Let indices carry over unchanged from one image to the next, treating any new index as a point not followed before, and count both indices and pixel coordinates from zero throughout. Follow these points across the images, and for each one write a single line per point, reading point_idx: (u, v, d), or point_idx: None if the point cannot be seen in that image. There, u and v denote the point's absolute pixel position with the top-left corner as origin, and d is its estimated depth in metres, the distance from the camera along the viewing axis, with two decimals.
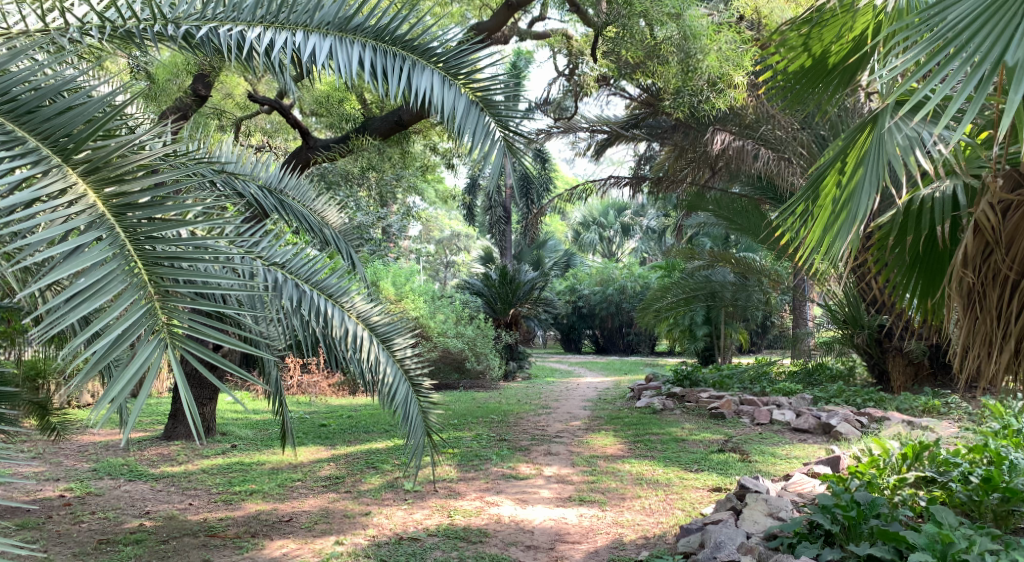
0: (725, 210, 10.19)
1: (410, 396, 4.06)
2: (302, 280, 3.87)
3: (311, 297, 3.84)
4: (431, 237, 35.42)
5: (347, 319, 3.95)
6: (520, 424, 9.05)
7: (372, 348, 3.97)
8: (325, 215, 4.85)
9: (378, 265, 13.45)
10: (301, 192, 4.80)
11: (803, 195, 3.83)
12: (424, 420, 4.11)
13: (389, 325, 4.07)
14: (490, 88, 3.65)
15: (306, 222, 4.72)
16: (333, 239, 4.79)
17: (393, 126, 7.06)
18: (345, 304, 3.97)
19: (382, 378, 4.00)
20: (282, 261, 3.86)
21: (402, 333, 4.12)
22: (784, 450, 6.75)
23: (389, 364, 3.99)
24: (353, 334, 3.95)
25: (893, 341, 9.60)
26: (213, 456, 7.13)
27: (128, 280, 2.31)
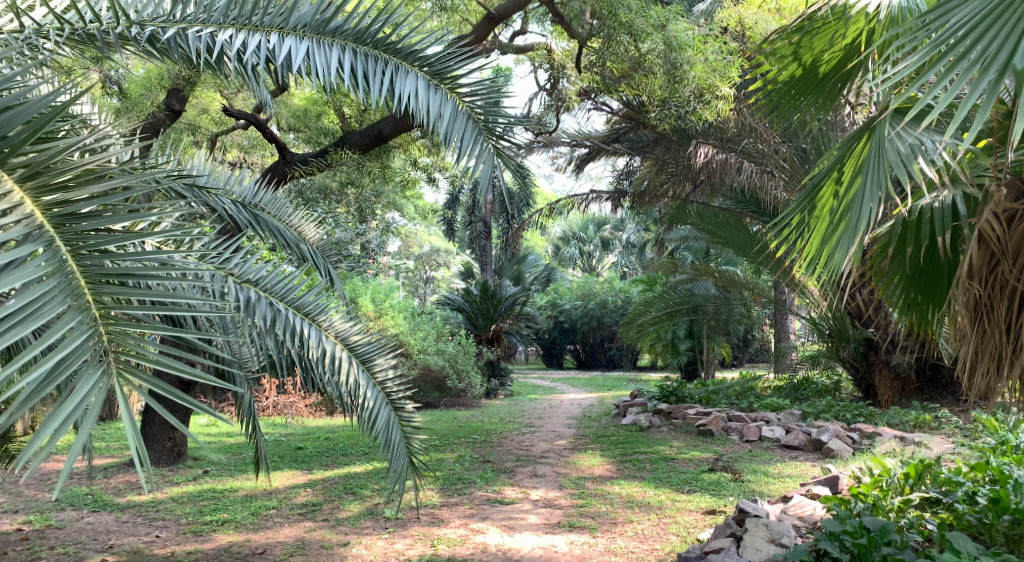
0: (708, 223, 9.94)
1: (392, 420, 3.83)
2: (277, 298, 3.65)
3: (287, 316, 3.61)
4: (410, 253, 35.14)
5: (325, 338, 3.72)
6: (504, 443, 8.82)
7: (352, 369, 3.75)
8: (302, 230, 4.64)
9: (356, 281, 13.19)
10: (276, 206, 4.58)
11: (798, 207, 3.58)
12: (408, 447, 3.87)
13: (370, 345, 3.86)
14: (474, 93, 3.45)
15: (283, 238, 4.50)
16: (310, 254, 4.57)
17: (372, 140, 6.79)
18: (323, 323, 3.74)
19: (363, 401, 3.77)
20: (255, 278, 3.63)
21: (384, 354, 3.90)
22: (776, 469, 6.58)
23: (369, 387, 3.77)
24: (331, 355, 3.72)
25: (880, 355, 9.51)
26: (184, 483, 6.83)
27: (68, 301, 2.08)
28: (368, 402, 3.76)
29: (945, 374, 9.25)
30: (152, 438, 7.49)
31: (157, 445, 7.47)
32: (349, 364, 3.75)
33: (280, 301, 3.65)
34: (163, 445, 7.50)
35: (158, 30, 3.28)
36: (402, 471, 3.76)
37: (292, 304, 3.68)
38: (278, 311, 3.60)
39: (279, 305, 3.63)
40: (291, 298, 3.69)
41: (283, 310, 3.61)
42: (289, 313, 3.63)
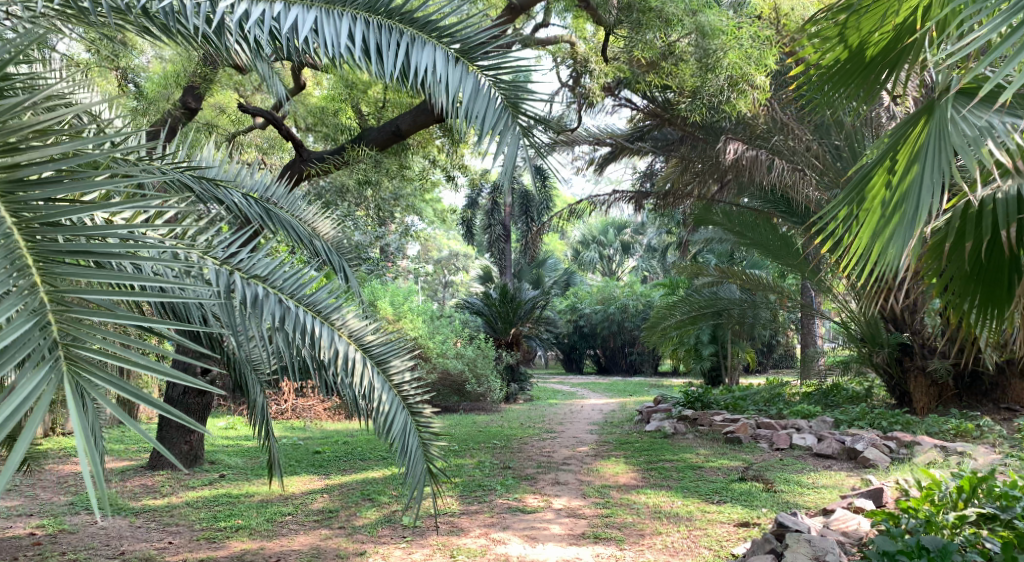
0: (736, 224, 9.60)
1: (409, 426, 3.61)
2: (286, 294, 3.43)
3: (297, 314, 3.39)
4: (428, 257, 35.02)
5: (338, 338, 3.51)
6: (525, 449, 8.59)
7: (367, 371, 3.54)
8: (316, 227, 4.51)
9: (375, 284, 13.03)
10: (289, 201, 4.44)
11: (845, 199, 3.32)
12: (425, 454, 3.65)
13: (386, 346, 3.65)
14: (501, 66, 3.25)
15: (295, 234, 4.32)
16: (325, 251, 4.42)
17: (389, 136, 6.64)
18: (336, 322, 3.54)
19: (377, 406, 3.56)
20: (263, 273, 3.41)
21: (400, 355, 3.69)
22: (811, 478, 6.30)
23: (384, 390, 3.56)
24: (345, 355, 3.51)
25: (915, 360, 9.18)
26: (200, 487, 6.67)
27: (10, 284, 1.92)
28: (383, 406, 3.55)
29: (984, 380, 8.90)
30: (168, 442, 7.34)
31: (173, 449, 7.32)
32: (362, 365, 3.54)
33: (290, 298, 3.43)
34: (179, 449, 7.34)
35: (152, 1, 3.14)
36: (420, 481, 3.55)
37: (303, 301, 3.47)
38: (287, 308, 3.38)
39: (289, 301, 3.41)
40: (302, 295, 3.47)
41: (293, 308, 3.39)
42: (300, 311, 3.41)
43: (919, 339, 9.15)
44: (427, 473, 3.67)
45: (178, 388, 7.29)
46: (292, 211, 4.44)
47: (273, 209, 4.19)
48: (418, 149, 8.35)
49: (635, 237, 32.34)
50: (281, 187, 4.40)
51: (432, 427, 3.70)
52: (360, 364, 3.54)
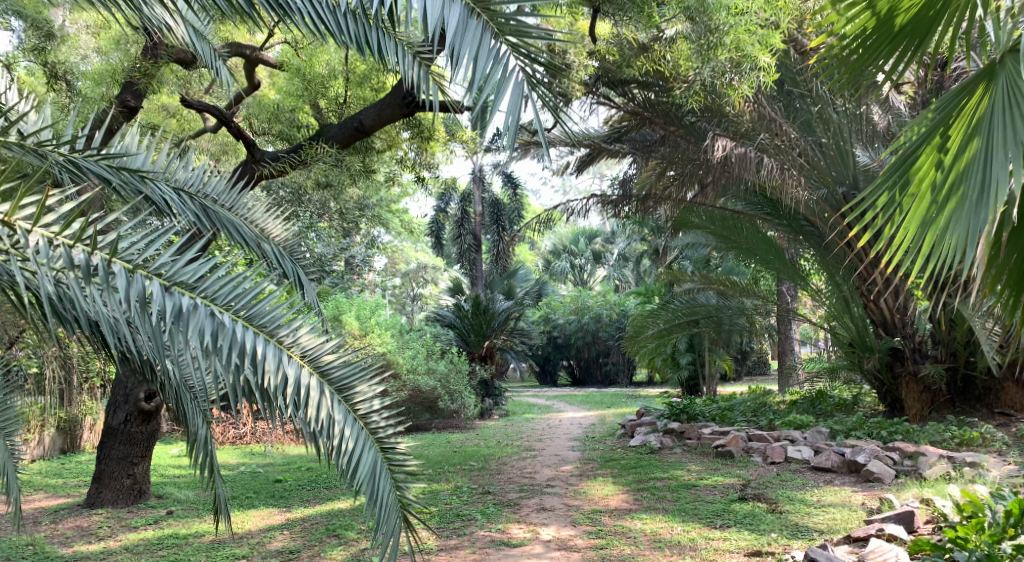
0: (718, 225, 9.22)
1: (378, 465, 3.06)
2: (220, 306, 2.88)
3: (234, 331, 2.85)
4: (396, 270, 34.30)
5: (288, 359, 2.97)
6: (504, 471, 8.03)
7: (325, 398, 3.01)
8: (267, 230, 4.08)
9: (340, 298, 12.38)
10: (232, 199, 4.00)
11: (885, 184, 2.89)
12: (399, 498, 3.08)
13: (351, 368, 3.12)
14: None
15: (240, 235, 3.86)
16: (276, 256, 3.99)
17: (352, 133, 6.04)
18: (284, 340, 2.99)
19: (338, 443, 3.01)
20: (190, 280, 2.85)
21: (366, 379, 3.15)
22: (816, 497, 5.85)
23: (345, 424, 3.01)
24: (297, 380, 2.97)
25: (907, 366, 8.72)
26: (145, 528, 6.00)
27: None
28: (346, 440, 3.01)
29: (978, 385, 8.54)
30: (108, 477, 6.64)
31: (114, 484, 6.64)
32: (320, 392, 3.00)
33: (225, 310, 2.89)
34: (121, 483, 6.68)
35: None
36: (395, 531, 2.99)
37: (244, 316, 2.93)
38: (220, 324, 2.83)
39: (222, 315, 2.86)
40: (243, 307, 2.93)
41: (227, 323, 2.84)
42: (238, 327, 2.87)
43: (910, 343, 8.73)
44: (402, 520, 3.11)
45: (120, 415, 6.63)
46: (235, 210, 3.99)
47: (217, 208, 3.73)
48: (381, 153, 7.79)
49: (606, 246, 31.96)
50: (222, 181, 3.94)
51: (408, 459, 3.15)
52: (315, 393, 2.98)
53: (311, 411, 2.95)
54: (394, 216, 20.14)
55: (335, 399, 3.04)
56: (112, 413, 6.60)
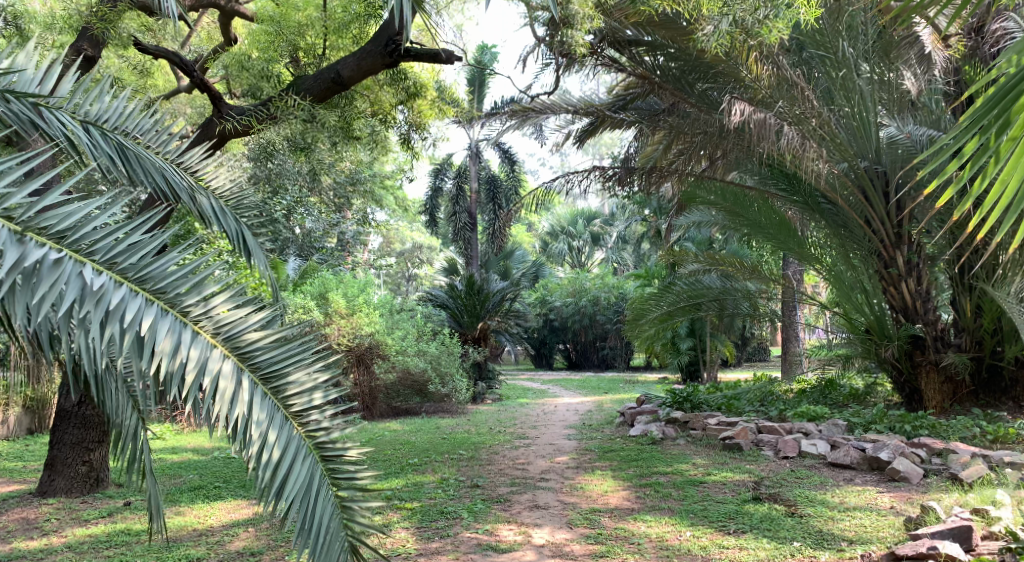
0: (729, 200, 8.59)
1: (315, 475, 2.55)
2: (98, 264, 2.40)
3: (114, 296, 2.37)
4: (390, 249, 33.55)
5: (192, 337, 2.48)
6: (495, 461, 7.45)
7: (241, 391, 2.51)
8: (205, 181, 3.53)
9: (327, 276, 11.73)
10: (161, 141, 3.44)
11: (974, 125, 2.38)
12: (343, 516, 2.56)
13: (283, 352, 2.62)
14: None
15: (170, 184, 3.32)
16: (215, 212, 3.45)
17: (329, 85, 5.42)
18: (190, 311, 2.51)
19: (261, 445, 2.50)
20: (59, 229, 2.38)
21: (304, 364, 2.66)
22: (840, 499, 5.29)
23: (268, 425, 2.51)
24: (202, 365, 2.48)
25: (928, 355, 8.12)
26: (96, 521, 5.41)
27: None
28: (270, 447, 2.50)
29: (1004, 376, 8.01)
30: (60, 464, 6.04)
31: (67, 471, 6.04)
32: (235, 383, 2.51)
33: (105, 268, 2.41)
34: (76, 470, 6.07)
35: None
36: None
37: (133, 278, 2.45)
38: (94, 286, 2.35)
39: (98, 275, 2.38)
40: (131, 267, 2.45)
41: (104, 285, 2.36)
42: (121, 292, 2.39)
43: (931, 330, 8.14)
44: (351, 550, 2.56)
45: (73, 396, 6.03)
46: (164, 154, 3.43)
47: (139, 151, 3.23)
48: (365, 115, 7.17)
49: (605, 228, 31.21)
50: (149, 119, 3.39)
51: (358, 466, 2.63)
52: (229, 384, 2.49)
53: (218, 405, 2.45)
54: (386, 192, 19.40)
55: (260, 393, 2.56)
56: (65, 395, 6.00)
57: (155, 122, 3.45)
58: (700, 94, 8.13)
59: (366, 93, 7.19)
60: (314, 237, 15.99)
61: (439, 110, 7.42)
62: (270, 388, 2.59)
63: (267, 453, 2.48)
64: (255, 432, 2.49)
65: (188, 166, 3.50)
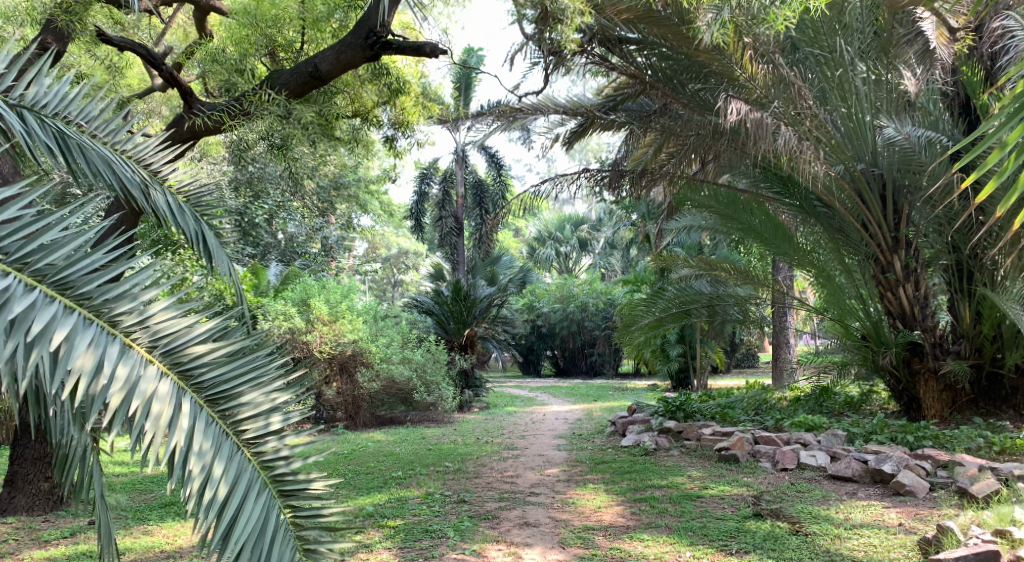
0: (723, 204, 8.33)
1: (266, 506, 2.37)
2: (10, 265, 2.27)
3: (28, 306, 2.22)
4: (375, 255, 33.16)
5: (123, 352, 2.32)
6: (482, 474, 7.16)
7: (179, 418, 2.33)
8: (161, 174, 3.15)
9: (309, 282, 11.41)
10: (108, 130, 3.04)
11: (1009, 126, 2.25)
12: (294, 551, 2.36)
13: (231, 369, 2.47)
14: None
15: (114, 180, 2.90)
16: (170, 209, 3.09)
17: (307, 79, 5.14)
18: (123, 324, 2.35)
19: (203, 473, 2.32)
20: None
21: (257, 385, 2.49)
22: (845, 515, 5.04)
23: (208, 450, 2.33)
24: (134, 384, 2.31)
25: (927, 362, 7.91)
26: (57, 542, 5.07)
27: None
28: (214, 483, 2.31)
29: (1005, 384, 7.80)
30: (21, 480, 5.70)
31: (28, 488, 5.70)
32: (174, 407, 2.33)
33: (16, 270, 2.27)
34: (38, 487, 5.73)
35: None
36: None
37: (51, 282, 2.30)
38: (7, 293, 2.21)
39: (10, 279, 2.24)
40: (47, 268, 2.30)
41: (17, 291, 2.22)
42: (36, 301, 2.24)
43: (930, 337, 7.91)
44: None
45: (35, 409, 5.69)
46: (112, 143, 3.04)
47: (83, 141, 2.83)
48: (346, 112, 6.90)
49: (593, 233, 30.98)
50: (95, 105, 3.01)
51: (321, 498, 2.46)
52: (166, 408, 2.31)
53: (152, 432, 2.27)
54: (371, 197, 19.08)
55: (206, 419, 2.38)
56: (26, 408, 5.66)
57: (104, 108, 3.07)
58: (694, 94, 7.89)
59: (347, 90, 6.93)
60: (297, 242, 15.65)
61: (423, 107, 7.17)
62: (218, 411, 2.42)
63: (211, 489, 2.29)
64: (198, 463, 2.30)
65: (141, 157, 3.12)
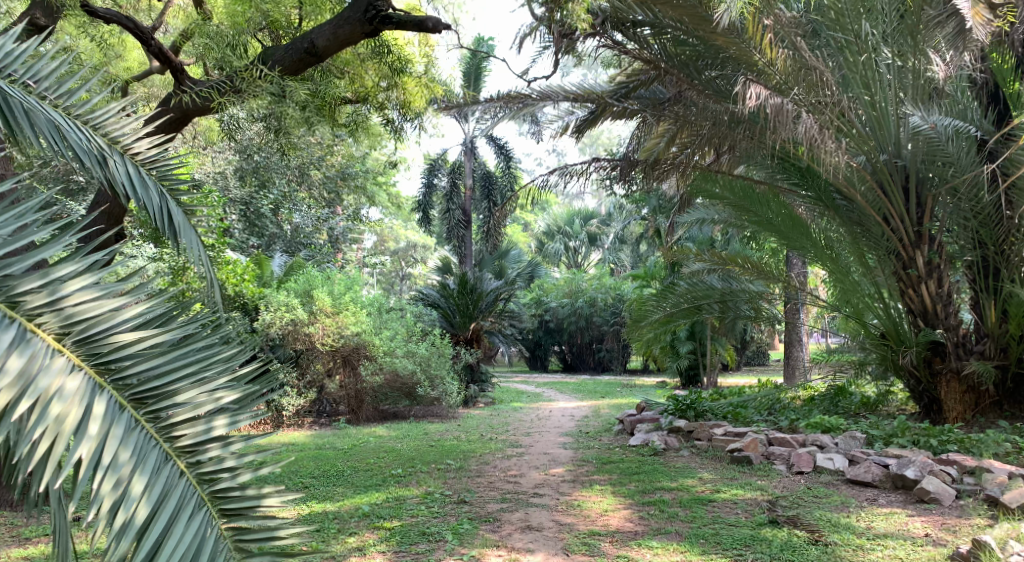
0: (738, 194, 8.06)
1: (196, 524, 2.00)
2: None
3: None
4: (383, 247, 32.97)
5: (26, 343, 1.97)
6: (485, 473, 6.91)
7: (89, 422, 1.97)
8: (122, 142, 2.75)
9: (312, 273, 11.18)
10: (62, 92, 2.69)
11: None
12: None
13: (166, 362, 2.11)
14: None
15: (62, 148, 2.52)
16: (132, 181, 2.68)
17: (302, 56, 4.91)
18: (29, 307, 2.01)
19: (118, 485, 1.96)
20: None
21: (197, 380, 2.13)
22: (866, 524, 4.76)
23: (126, 459, 1.98)
24: (34, 380, 1.96)
25: (948, 362, 7.60)
26: (38, 540, 4.85)
27: None
28: (131, 503, 1.95)
29: None
30: None
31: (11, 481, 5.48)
32: (82, 410, 1.97)
33: None
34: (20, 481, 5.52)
35: None
36: None
37: None
38: None
39: None
40: None
41: None
42: None
43: (953, 336, 7.58)
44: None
45: None
46: (65, 107, 2.68)
47: (29, 104, 2.47)
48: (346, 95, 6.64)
49: (603, 228, 30.73)
50: (46, 63, 2.64)
51: (274, 516, 2.11)
52: (72, 410, 1.96)
53: (52, 437, 1.92)
54: (378, 189, 18.82)
55: (124, 425, 2.02)
56: None
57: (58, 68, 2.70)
58: (708, 81, 7.63)
59: (348, 69, 6.89)
60: (302, 233, 15.44)
61: (426, 89, 6.89)
62: (143, 413, 2.05)
63: (125, 511, 1.93)
64: (109, 479, 1.94)
65: (99, 124, 2.73)
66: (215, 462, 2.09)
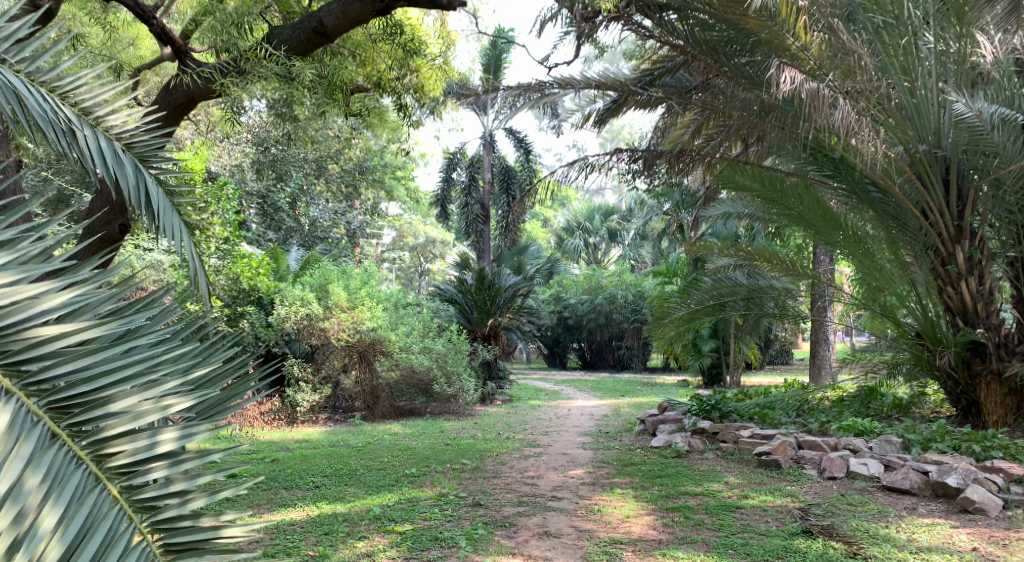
0: (768, 186, 7.74)
1: None
2: None
3: None
4: (401, 243, 32.83)
5: None
6: (501, 474, 6.65)
7: None
8: (93, 114, 2.42)
9: (328, 267, 10.97)
10: (18, 51, 2.26)
11: None
12: None
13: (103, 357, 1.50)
14: None
15: (23, 116, 2.15)
16: (105, 155, 2.38)
17: (311, 35, 4.77)
18: None
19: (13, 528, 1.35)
20: None
21: (149, 383, 1.53)
22: (909, 536, 4.45)
23: (31, 491, 1.38)
24: None
25: (989, 364, 7.24)
26: None
27: None
28: (35, 545, 1.35)
29: None
30: None
31: None
32: None
33: None
34: None
35: None
36: None
37: None
38: None
39: None
40: None
41: None
42: None
43: (993, 336, 7.24)
44: None
45: None
46: (26, 72, 2.26)
47: None
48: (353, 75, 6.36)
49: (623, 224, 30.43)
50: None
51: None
52: None
53: None
54: (397, 183, 18.62)
55: (36, 441, 1.41)
56: None
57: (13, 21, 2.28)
58: (739, 68, 7.32)
59: (358, 51, 6.75)
60: (319, 226, 15.29)
61: (441, 74, 6.70)
62: (62, 423, 1.45)
63: (25, 559, 1.33)
64: (2, 515, 1.35)
65: (68, 93, 2.37)
66: (162, 487, 1.49)
